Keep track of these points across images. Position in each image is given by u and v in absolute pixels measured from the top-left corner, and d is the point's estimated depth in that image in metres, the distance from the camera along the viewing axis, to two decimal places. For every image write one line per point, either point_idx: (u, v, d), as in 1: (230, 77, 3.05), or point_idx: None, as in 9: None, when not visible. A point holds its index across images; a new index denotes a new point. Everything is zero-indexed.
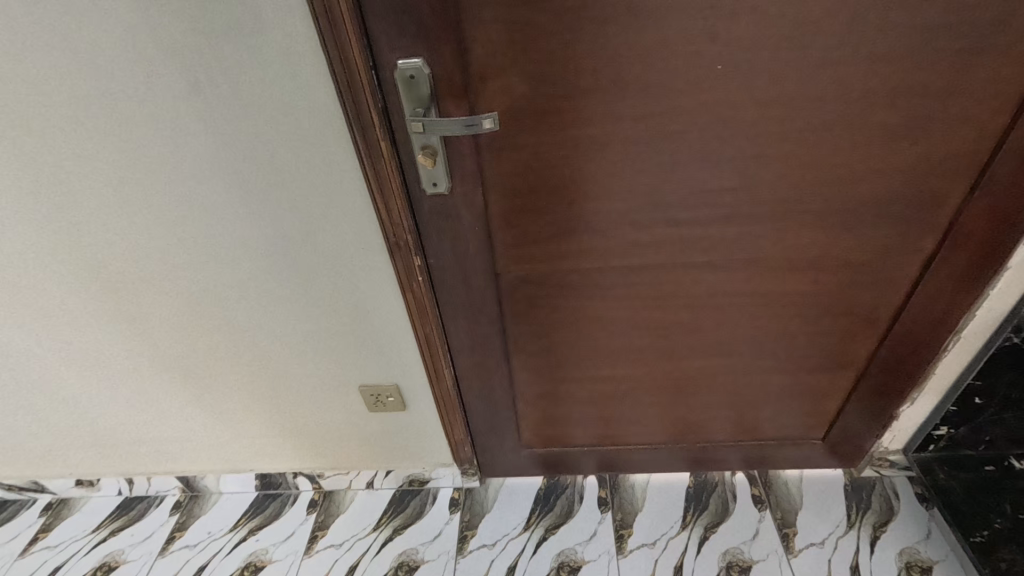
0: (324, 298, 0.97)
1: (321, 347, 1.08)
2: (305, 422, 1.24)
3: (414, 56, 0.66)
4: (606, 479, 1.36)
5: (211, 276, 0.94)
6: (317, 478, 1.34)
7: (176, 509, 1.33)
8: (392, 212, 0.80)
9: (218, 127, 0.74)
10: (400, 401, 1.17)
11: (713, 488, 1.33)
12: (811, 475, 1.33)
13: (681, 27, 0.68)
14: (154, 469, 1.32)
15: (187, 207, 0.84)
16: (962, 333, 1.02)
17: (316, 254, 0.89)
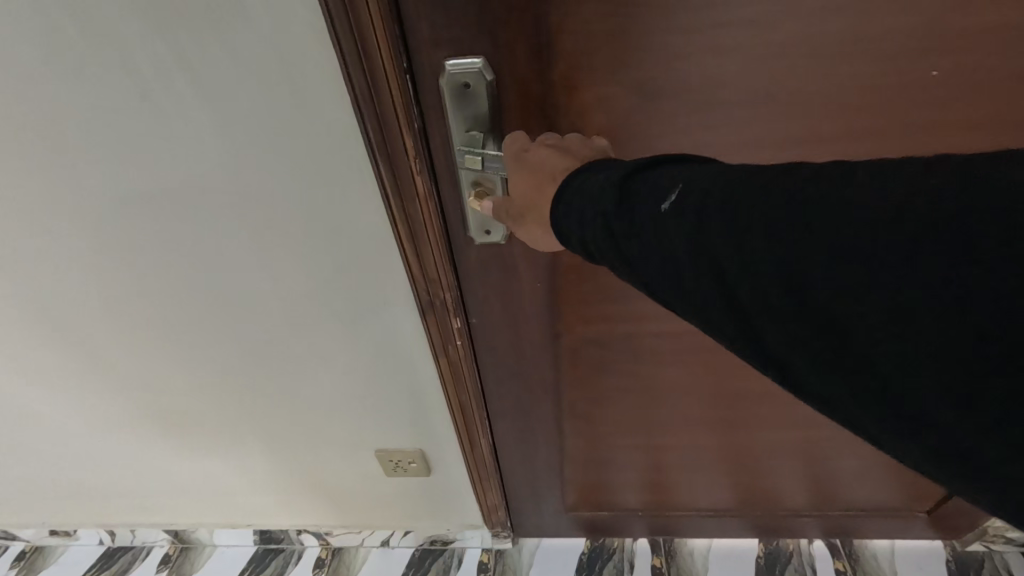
0: (343, 337, 0.79)
1: (333, 408, 0.92)
2: (310, 478, 1.06)
3: (473, 56, 0.42)
4: (660, 545, 1.16)
5: (204, 313, 0.77)
6: (324, 535, 1.16)
7: (163, 564, 1.16)
8: (428, 269, 0.59)
9: (206, 153, 0.58)
10: (422, 467, 1.01)
11: (787, 560, 1.12)
12: (905, 547, 1.12)
13: (876, 12, 0.44)
14: (138, 520, 1.14)
15: (172, 246, 0.68)
16: None
17: (332, 298, 0.74)
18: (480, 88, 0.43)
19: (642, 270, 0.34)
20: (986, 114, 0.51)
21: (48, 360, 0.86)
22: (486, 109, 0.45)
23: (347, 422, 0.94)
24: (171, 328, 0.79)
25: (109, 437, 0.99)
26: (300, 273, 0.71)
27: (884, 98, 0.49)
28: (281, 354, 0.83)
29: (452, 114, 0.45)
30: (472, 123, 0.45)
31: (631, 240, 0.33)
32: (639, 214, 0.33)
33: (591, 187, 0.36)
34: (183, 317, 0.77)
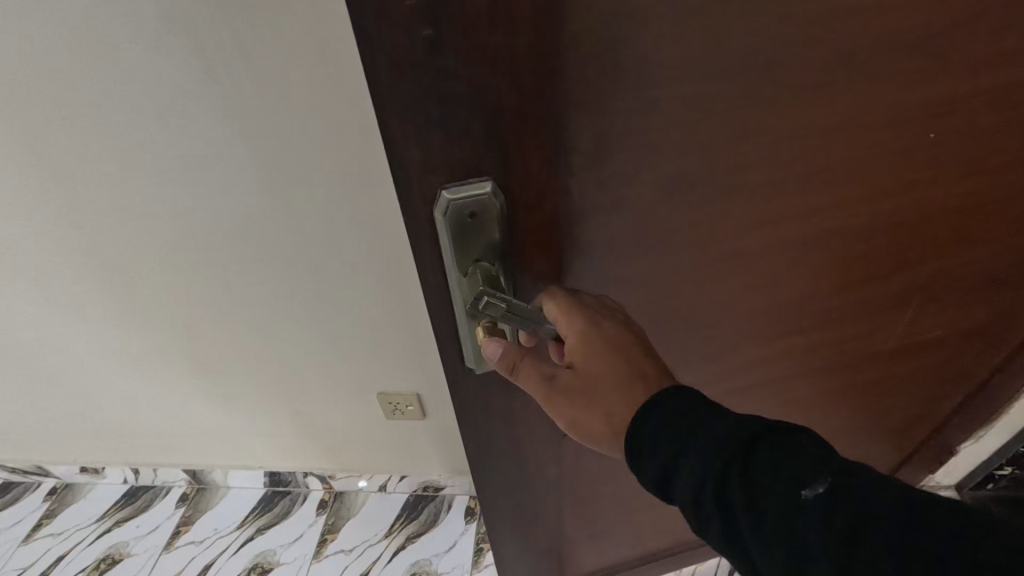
0: (349, 284, 0.91)
1: (338, 354, 1.03)
2: (314, 427, 1.17)
3: (478, 178, 0.38)
4: None
5: (229, 266, 0.88)
6: (328, 479, 1.28)
7: (182, 501, 1.31)
8: None
9: (242, 126, 0.71)
10: (419, 410, 1.11)
11: None
12: None
13: (854, 93, 0.44)
14: (160, 461, 1.29)
15: (202, 210, 0.81)
16: None
17: (337, 251, 0.86)
18: (488, 212, 0.40)
19: (742, 535, 0.36)
20: (970, 155, 0.53)
21: (82, 320, 0.99)
22: (493, 234, 0.41)
23: (351, 370, 1.06)
24: (195, 281, 0.91)
25: (132, 387, 1.11)
26: (314, 222, 0.82)
27: (885, 152, 0.50)
28: (293, 302, 0.94)
29: (457, 247, 0.41)
30: (478, 250, 0.42)
31: (752, 526, 0.35)
32: (757, 486, 0.35)
33: (707, 431, 0.38)
34: (209, 272, 0.90)
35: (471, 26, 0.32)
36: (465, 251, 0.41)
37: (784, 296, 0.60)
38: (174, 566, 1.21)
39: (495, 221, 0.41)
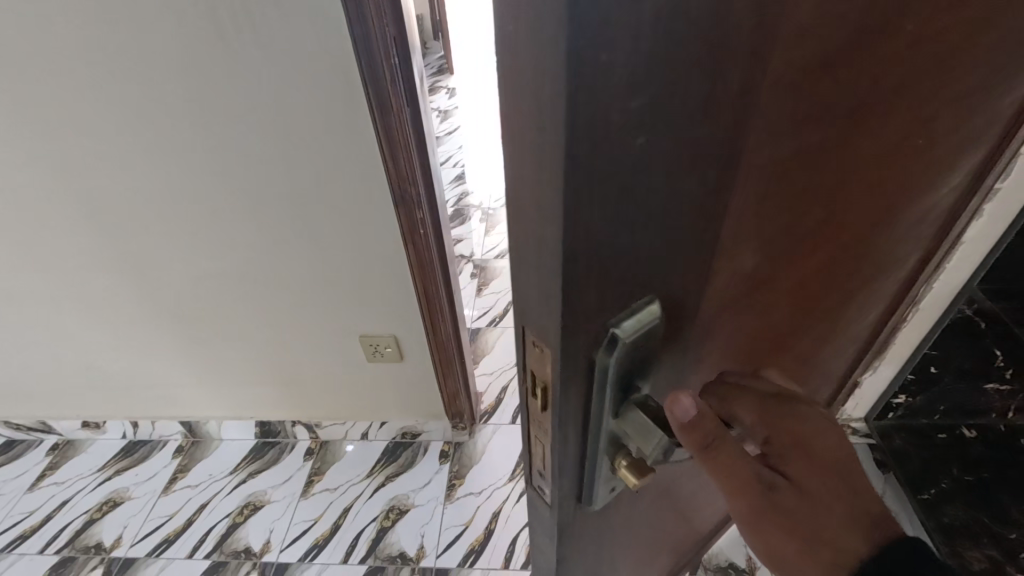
0: (341, 246, 1.03)
1: (323, 307, 1.15)
2: (299, 375, 1.31)
3: (647, 300, 0.32)
4: None
5: (228, 232, 1.02)
6: (314, 428, 1.43)
7: (178, 452, 1.45)
8: (398, 160, 0.87)
9: (241, 99, 0.83)
10: (397, 353, 1.22)
11: None
12: None
13: (904, 114, 0.41)
14: (157, 414, 1.44)
15: (201, 175, 0.94)
16: (921, 308, 1.06)
17: (324, 209, 0.97)
18: (652, 338, 0.34)
19: None
20: (948, 151, 0.54)
21: (94, 282, 1.15)
22: (650, 361, 0.36)
23: (334, 321, 1.18)
24: (192, 239, 1.04)
25: (135, 340, 1.27)
26: (310, 187, 0.94)
27: (905, 165, 0.48)
28: (286, 263, 1.07)
29: (617, 390, 0.35)
30: (632, 380, 0.36)
31: None
32: None
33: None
34: (208, 237, 1.04)
35: (677, 109, 0.24)
36: (626, 383, 0.35)
37: (798, 313, 0.58)
38: (172, 506, 1.34)
39: (654, 346, 0.35)
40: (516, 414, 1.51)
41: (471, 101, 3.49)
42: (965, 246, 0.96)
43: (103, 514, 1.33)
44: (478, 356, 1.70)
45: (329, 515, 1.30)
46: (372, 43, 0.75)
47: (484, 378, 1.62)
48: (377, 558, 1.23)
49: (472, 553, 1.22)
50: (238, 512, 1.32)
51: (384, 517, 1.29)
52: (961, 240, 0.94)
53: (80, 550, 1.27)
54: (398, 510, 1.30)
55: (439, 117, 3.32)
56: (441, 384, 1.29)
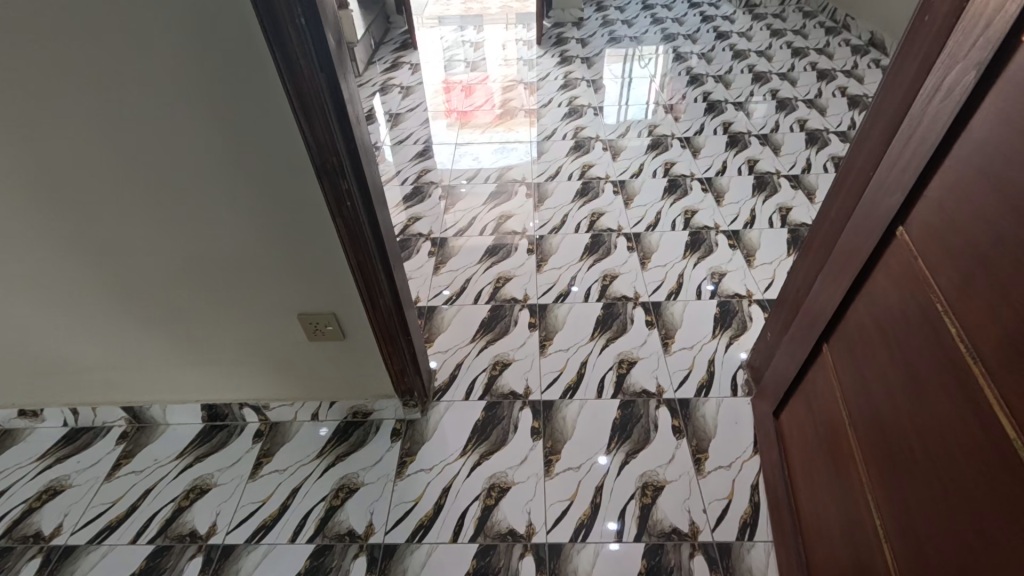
0: (269, 224, 1.00)
1: (259, 288, 1.12)
2: (242, 355, 1.29)
3: None
4: (541, 411, 1.44)
5: (150, 213, 0.98)
6: (263, 410, 1.42)
7: (122, 439, 1.42)
8: (318, 130, 0.83)
9: (145, 75, 0.79)
10: (338, 330, 1.19)
11: (638, 419, 1.41)
12: (728, 402, 1.44)
13: None
14: (98, 402, 1.40)
15: (114, 155, 0.89)
16: (814, 253, 1.14)
17: (249, 186, 0.93)
18: None
19: None
20: None
21: (12, 267, 1.10)
22: None
23: (271, 301, 1.15)
24: (113, 221, 1.00)
25: (65, 328, 1.23)
26: (229, 165, 0.90)
27: None
28: (216, 242, 1.04)
29: None
30: None
31: None
32: None
33: None
34: (131, 218, 1.00)
35: None
36: None
37: None
38: (115, 493, 1.31)
39: None
40: (468, 391, 1.50)
41: (433, 77, 3.41)
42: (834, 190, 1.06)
43: (43, 504, 1.30)
44: (434, 333, 1.68)
45: (278, 496, 1.29)
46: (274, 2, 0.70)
47: (436, 355, 1.61)
48: (325, 536, 1.22)
49: (420, 529, 1.23)
50: (184, 496, 1.30)
51: (333, 496, 1.29)
52: (845, 179, 1.01)
53: (17, 540, 1.23)
54: (348, 489, 1.30)
55: (401, 93, 3.23)
56: (387, 361, 1.27)
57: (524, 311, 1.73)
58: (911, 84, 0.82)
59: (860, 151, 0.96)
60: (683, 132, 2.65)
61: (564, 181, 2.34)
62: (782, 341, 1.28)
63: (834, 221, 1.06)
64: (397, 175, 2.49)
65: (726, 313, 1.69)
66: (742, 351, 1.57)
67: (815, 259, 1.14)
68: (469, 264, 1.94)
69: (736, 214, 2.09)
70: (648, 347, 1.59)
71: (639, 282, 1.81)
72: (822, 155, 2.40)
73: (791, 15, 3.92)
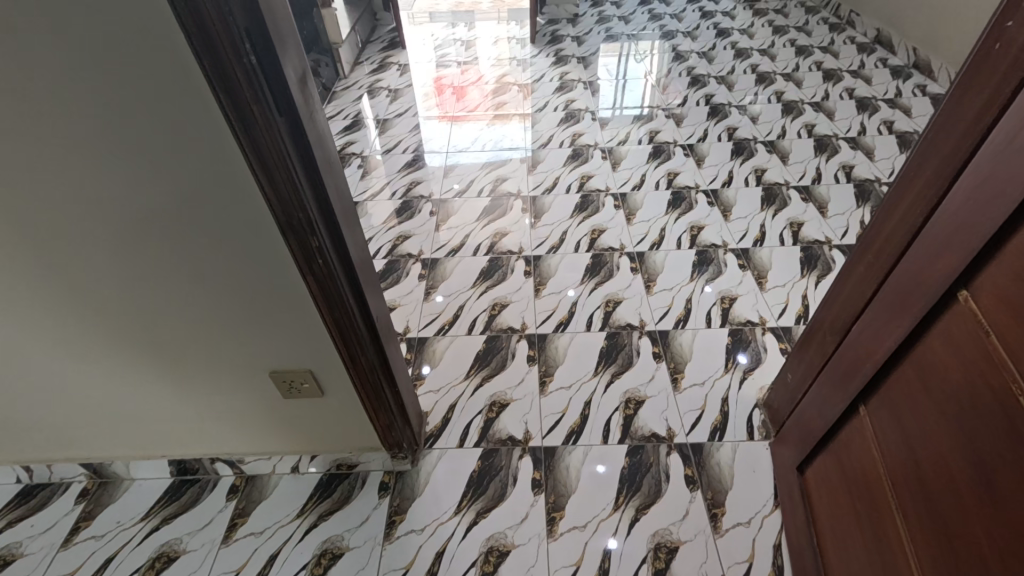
0: (229, 283, 0.86)
1: (224, 345, 0.99)
2: (211, 410, 1.16)
3: None
4: (542, 460, 1.33)
5: (89, 274, 0.84)
6: (237, 464, 1.29)
7: (81, 497, 1.29)
8: (279, 185, 0.70)
9: (62, 128, 0.64)
10: (316, 388, 1.07)
11: (648, 469, 1.30)
12: (744, 447, 1.33)
13: None
14: (54, 458, 1.27)
15: (35, 213, 0.75)
16: (845, 295, 1.03)
17: (201, 245, 0.79)
18: None
19: None
20: None
21: None
22: None
23: (240, 358, 1.02)
24: (48, 281, 0.86)
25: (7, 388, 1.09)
26: (175, 223, 0.76)
27: None
28: (169, 301, 0.90)
29: None
30: None
31: None
32: None
33: None
34: (67, 277, 0.85)
35: None
36: None
37: None
38: (72, 563, 1.19)
39: None
40: (462, 436, 1.38)
41: (422, 78, 3.26)
42: (870, 229, 0.94)
43: None
44: (425, 368, 1.56)
45: (254, 564, 1.17)
46: (216, 43, 0.56)
47: (428, 395, 1.49)
48: None
49: None
50: (149, 566, 1.18)
51: (315, 564, 1.17)
52: (883, 221, 0.90)
53: None
54: (331, 555, 1.18)
55: (389, 96, 3.08)
56: (371, 416, 1.14)
57: (522, 343, 1.61)
58: (976, 124, 0.70)
59: (905, 192, 0.84)
60: (686, 138, 2.52)
61: (562, 194, 2.21)
62: (808, 387, 1.17)
63: (870, 266, 0.94)
64: (384, 187, 2.34)
65: (738, 343, 1.58)
66: (756, 388, 1.46)
67: (846, 303, 1.02)
68: (461, 289, 1.80)
69: (745, 230, 1.97)
70: (655, 384, 1.48)
71: (644, 308, 1.69)
72: (833, 163, 2.29)
73: (793, 10, 3.78)
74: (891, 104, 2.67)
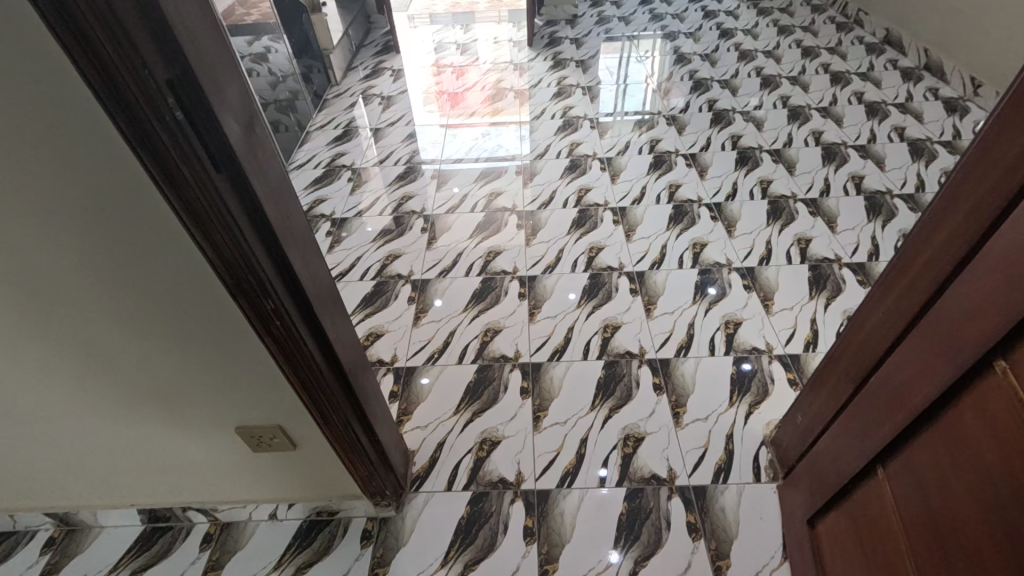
0: (181, 343, 0.78)
1: (184, 402, 0.91)
2: (179, 462, 1.08)
3: None
4: (535, 505, 1.25)
5: (28, 337, 0.76)
6: (211, 512, 1.21)
7: (47, 547, 1.22)
8: (223, 246, 0.62)
9: None
10: (287, 441, 0.99)
11: (647, 515, 1.22)
12: (750, 491, 1.25)
13: None
14: (17, 508, 1.19)
15: None
16: (862, 340, 0.94)
17: (145, 306, 0.71)
18: None
19: None
20: None
21: None
22: None
23: (203, 414, 0.95)
24: None
25: None
26: (114, 286, 0.68)
27: None
28: (120, 362, 0.82)
29: None
30: None
31: None
32: None
33: None
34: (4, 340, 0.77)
35: None
36: None
37: None
38: None
39: None
40: (451, 478, 1.31)
41: (416, 84, 3.17)
42: (891, 273, 0.86)
43: None
44: (413, 401, 1.48)
45: None
46: (132, 100, 0.48)
47: (415, 431, 1.41)
48: None
49: None
50: None
51: None
52: (906, 265, 0.81)
53: None
54: None
55: (381, 104, 2.99)
56: (350, 468, 1.07)
57: (515, 373, 1.53)
58: (1014, 170, 0.62)
59: (934, 237, 0.75)
60: (688, 147, 2.42)
61: (559, 209, 2.12)
62: (821, 433, 1.09)
63: (892, 310, 0.85)
64: (375, 202, 2.26)
65: (743, 374, 1.49)
66: (763, 423, 1.37)
67: (864, 348, 0.93)
68: (452, 313, 1.72)
69: (750, 247, 1.88)
70: (656, 420, 1.40)
71: (644, 334, 1.61)
72: (842, 173, 2.19)
73: (798, 8, 3.67)
74: (902, 108, 2.56)
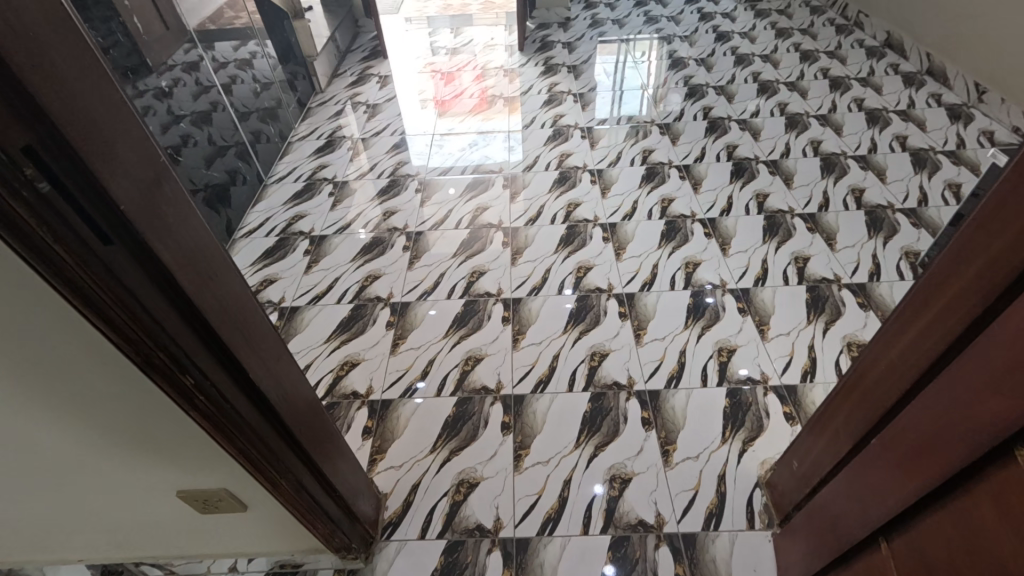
0: (98, 420, 0.69)
1: (115, 474, 0.83)
2: (123, 524, 1.00)
3: None
4: (514, 555, 1.17)
5: None
6: (166, 566, 1.14)
7: None
8: (123, 325, 0.54)
9: None
10: (235, 504, 0.91)
11: (633, 566, 1.15)
12: (742, 539, 1.17)
13: None
14: None
15: None
16: (863, 394, 0.86)
17: (49, 387, 0.63)
18: None
19: None
20: None
21: None
22: None
23: (138, 484, 0.86)
24: None
25: None
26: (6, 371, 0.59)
27: None
28: (33, 442, 0.73)
29: None
30: None
31: None
32: None
33: None
34: None
35: None
36: None
37: None
38: None
39: None
40: (425, 525, 1.23)
41: (403, 90, 3.08)
42: (894, 324, 0.78)
43: None
44: (387, 438, 1.40)
45: None
46: None
47: (388, 472, 1.33)
48: None
49: None
50: None
51: None
52: (910, 320, 0.73)
53: None
54: None
55: (366, 112, 2.91)
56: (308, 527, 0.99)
57: (496, 406, 1.45)
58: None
59: (940, 293, 0.67)
60: (681, 158, 2.34)
61: (547, 225, 2.04)
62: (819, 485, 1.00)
63: (895, 366, 0.77)
64: (356, 217, 2.18)
65: (737, 406, 1.41)
66: (757, 462, 1.29)
67: (864, 401, 0.85)
68: (432, 340, 1.64)
69: (745, 267, 1.79)
70: (644, 458, 1.32)
71: (633, 363, 1.53)
72: (841, 186, 2.10)
73: (797, 10, 3.57)
74: (903, 116, 2.47)
